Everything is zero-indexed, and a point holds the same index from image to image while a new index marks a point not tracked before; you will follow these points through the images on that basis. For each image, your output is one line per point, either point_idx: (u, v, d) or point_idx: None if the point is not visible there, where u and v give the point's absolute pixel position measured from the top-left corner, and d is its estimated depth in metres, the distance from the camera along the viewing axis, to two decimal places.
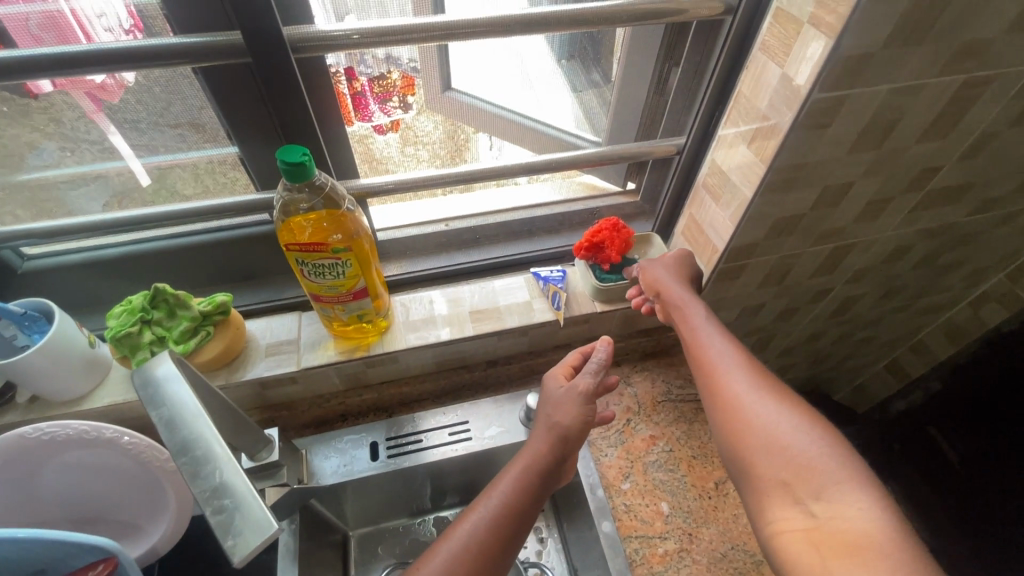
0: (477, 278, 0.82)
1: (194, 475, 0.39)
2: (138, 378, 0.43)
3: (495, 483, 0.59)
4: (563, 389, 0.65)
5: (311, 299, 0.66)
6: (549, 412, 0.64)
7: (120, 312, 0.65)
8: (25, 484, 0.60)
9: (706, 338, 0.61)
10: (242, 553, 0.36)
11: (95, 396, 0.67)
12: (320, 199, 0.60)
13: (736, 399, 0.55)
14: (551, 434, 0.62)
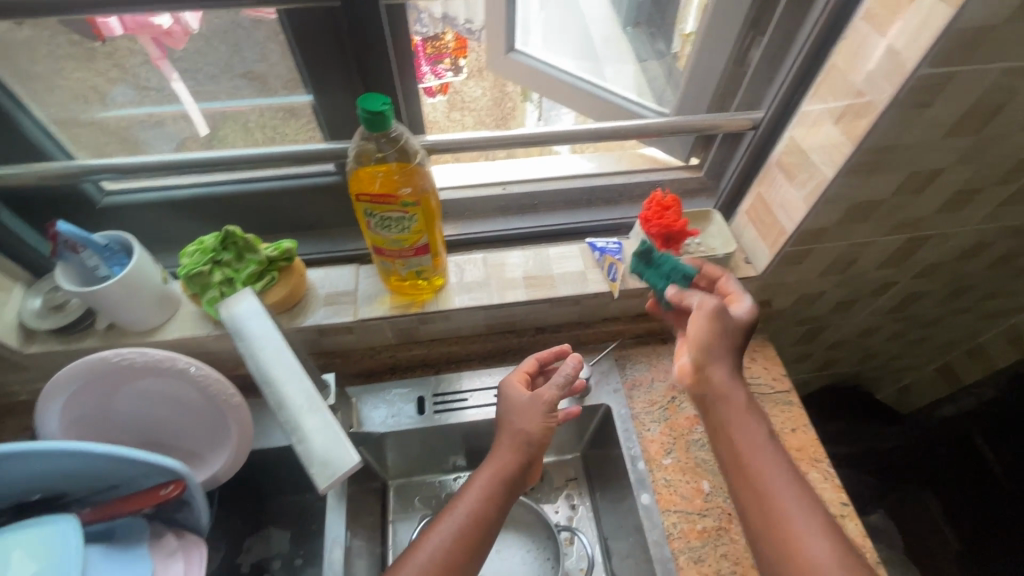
0: (531, 243, 0.81)
1: (279, 405, 0.41)
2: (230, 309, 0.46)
3: (431, 530, 0.59)
4: (528, 397, 0.68)
5: (373, 252, 0.67)
6: (512, 420, 0.67)
7: (194, 251, 0.67)
8: (105, 402, 0.64)
9: (757, 441, 0.61)
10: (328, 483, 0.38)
11: (166, 328, 0.70)
12: (393, 150, 0.60)
13: (797, 528, 0.56)
14: (518, 442, 0.65)
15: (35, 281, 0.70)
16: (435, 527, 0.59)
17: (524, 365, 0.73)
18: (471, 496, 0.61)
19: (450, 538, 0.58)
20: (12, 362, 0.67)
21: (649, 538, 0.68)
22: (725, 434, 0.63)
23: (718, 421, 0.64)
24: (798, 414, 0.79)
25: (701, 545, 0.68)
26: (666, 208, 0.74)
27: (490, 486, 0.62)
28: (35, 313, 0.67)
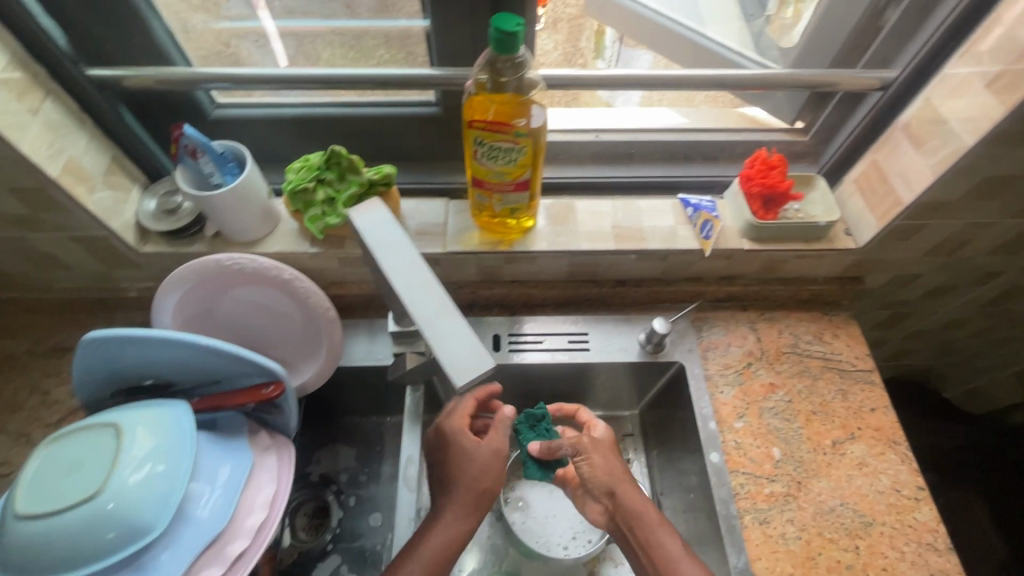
0: (620, 195, 0.80)
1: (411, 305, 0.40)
2: (356, 222, 0.44)
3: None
4: (482, 446, 0.65)
5: (473, 184, 0.67)
6: (474, 476, 0.64)
7: (300, 167, 0.70)
8: (210, 304, 0.69)
9: (666, 550, 0.64)
10: (464, 379, 0.38)
11: (266, 242, 0.73)
12: (516, 80, 0.58)
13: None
14: (475, 502, 0.64)
15: (150, 184, 0.74)
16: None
17: (462, 405, 0.68)
18: (426, 559, 0.61)
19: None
20: (129, 258, 0.72)
21: (716, 494, 0.69)
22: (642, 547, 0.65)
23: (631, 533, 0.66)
24: (878, 395, 0.77)
25: (768, 508, 0.68)
26: (771, 167, 0.71)
27: (449, 541, 0.62)
28: (151, 214, 0.71)
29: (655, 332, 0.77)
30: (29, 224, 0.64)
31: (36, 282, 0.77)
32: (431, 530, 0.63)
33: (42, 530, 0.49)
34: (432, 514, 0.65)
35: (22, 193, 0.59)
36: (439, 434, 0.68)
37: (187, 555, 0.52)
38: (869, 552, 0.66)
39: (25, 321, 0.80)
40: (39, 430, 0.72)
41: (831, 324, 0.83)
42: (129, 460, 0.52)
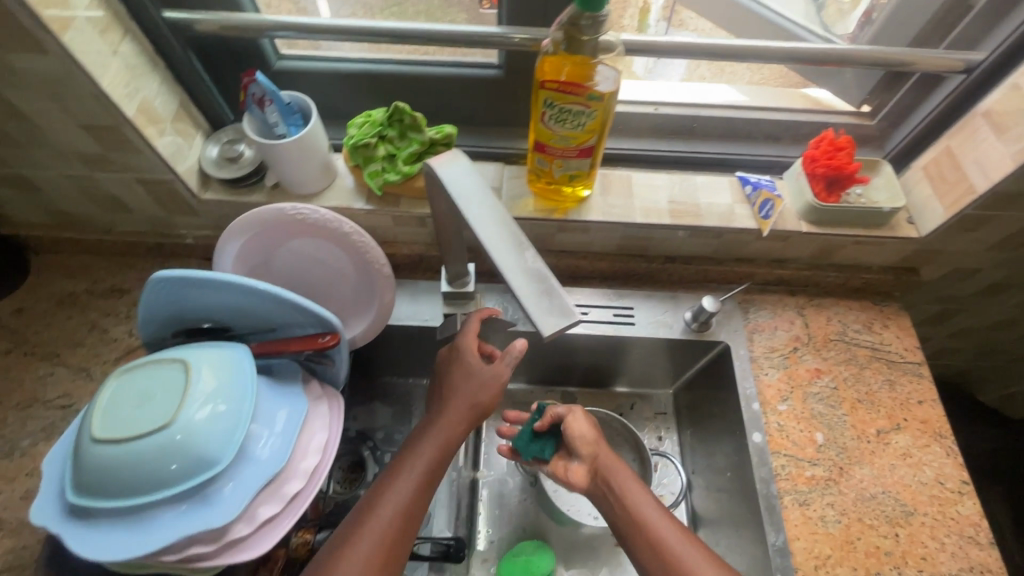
0: (676, 170, 0.79)
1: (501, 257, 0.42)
2: (438, 175, 0.46)
3: (377, 502, 0.58)
4: (486, 369, 0.66)
5: (535, 148, 0.66)
6: (473, 391, 0.65)
7: (362, 123, 0.70)
8: (268, 254, 0.70)
9: (654, 518, 0.60)
10: (552, 329, 0.40)
11: (324, 196, 0.74)
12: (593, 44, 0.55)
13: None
14: (470, 413, 0.65)
15: (212, 133, 0.75)
16: (382, 501, 0.58)
17: (473, 326, 0.69)
18: (414, 471, 0.61)
19: (400, 511, 0.57)
20: (191, 204, 0.73)
21: (757, 473, 0.69)
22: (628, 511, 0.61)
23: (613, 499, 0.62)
24: (926, 387, 0.76)
25: (808, 490, 0.69)
26: (838, 148, 0.69)
27: (437, 455, 0.63)
28: (213, 162, 0.72)
29: (703, 310, 0.76)
30: (100, 163, 0.66)
31: (98, 223, 0.79)
32: (422, 440, 0.64)
33: (116, 455, 0.51)
34: (422, 429, 0.65)
35: (97, 131, 0.61)
36: (448, 351, 0.70)
37: (248, 491, 0.54)
38: (909, 540, 0.66)
39: (86, 261, 0.82)
40: (99, 366, 0.75)
41: (881, 315, 0.82)
42: (197, 396, 0.54)
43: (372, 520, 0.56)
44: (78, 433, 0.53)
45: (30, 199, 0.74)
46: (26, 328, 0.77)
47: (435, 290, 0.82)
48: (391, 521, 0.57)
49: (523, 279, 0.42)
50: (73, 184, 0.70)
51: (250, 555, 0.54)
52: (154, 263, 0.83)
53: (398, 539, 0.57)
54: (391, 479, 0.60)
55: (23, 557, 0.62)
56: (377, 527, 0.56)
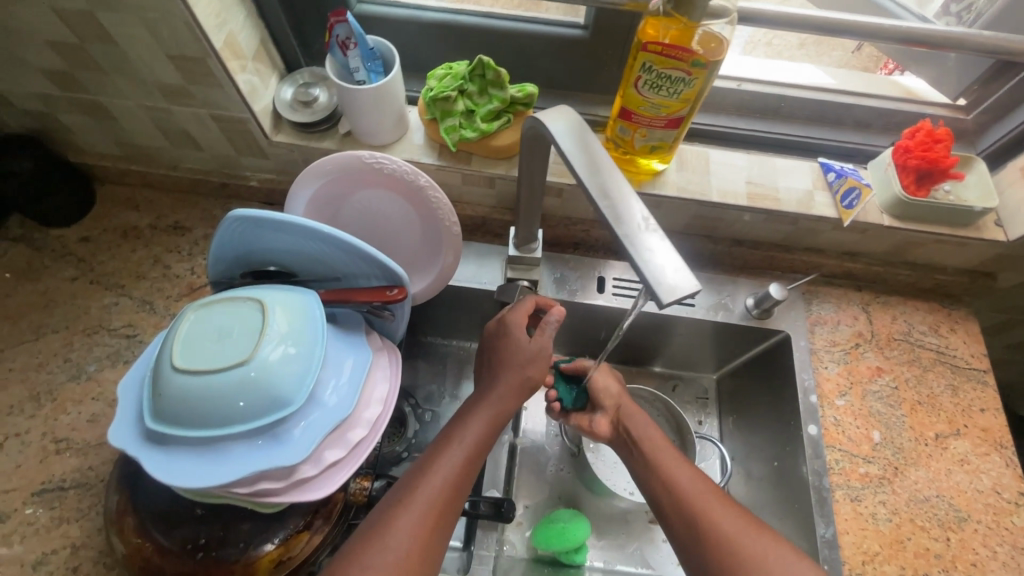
0: (755, 151, 0.76)
1: (614, 220, 0.41)
2: (551, 128, 0.46)
3: (427, 472, 0.56)
4: (533, 346, 0.64)
5: (620, 115, 0.64)
6: (521, 365, 0.63)
7: (444, 76, 0.69)
8: (337, 203, 0.69)
9: (679, 475, 0.61)
10: (670, 297, 0.37)
11: (394, 148, 0.73)
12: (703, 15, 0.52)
13: (748, 550, 0.53)
14: (519, 387, 0.63)
15: (287, 74, 0.73)
16: (433, 470, 0.55)
17: (524, 304, 0.67)
18: (462, 442, 0.58)
19: (450, 480, 0.55)
20: (262, 145, 0.72)
21: (809, 465, 0.69)
22: (653, 464, 0.63)
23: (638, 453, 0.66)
24: (991, 396, 0.74)
25: (861, 486, 0.68)
26: (935, 140, 0.66)
27: (485, 427, 0.60)
28: (287, 103, 0.71)
29: (768, 297, 0.75)
30: (179, 95, 0.65)
31: (166, 158, 0.79)
32: (470, 414, 0.61)
33: (194, 387, 0.51)
34: (471, 403, 0.63)
35: (182, 61, 0.60)
36: (495, 327, 0.68)
37: (317, 434, 0.55)
38: (960, 546, 0.65)
39: (150, 196, 0.83)
40: (162, 300, 0.76)
41: (949, 318, 0.80)
42: (272, 336, 0.54)
43: (421, 488, 0.54)
44: (157, 362, 0.53)
45: (103, 128, 0.74)
46: (92, 256, 0.78)
47: (494, 254, 0.81)
48: (440, 491, 0.54)
49: (643, 245, 0.39)
50: (148, 115, 0.70)
51: (318, 494, 0.55)
52: (217, 203, 0.83)
53: (447, 508, 0.54)
54: (440, 449, 0.58)
55: (89, 476, 0.64)
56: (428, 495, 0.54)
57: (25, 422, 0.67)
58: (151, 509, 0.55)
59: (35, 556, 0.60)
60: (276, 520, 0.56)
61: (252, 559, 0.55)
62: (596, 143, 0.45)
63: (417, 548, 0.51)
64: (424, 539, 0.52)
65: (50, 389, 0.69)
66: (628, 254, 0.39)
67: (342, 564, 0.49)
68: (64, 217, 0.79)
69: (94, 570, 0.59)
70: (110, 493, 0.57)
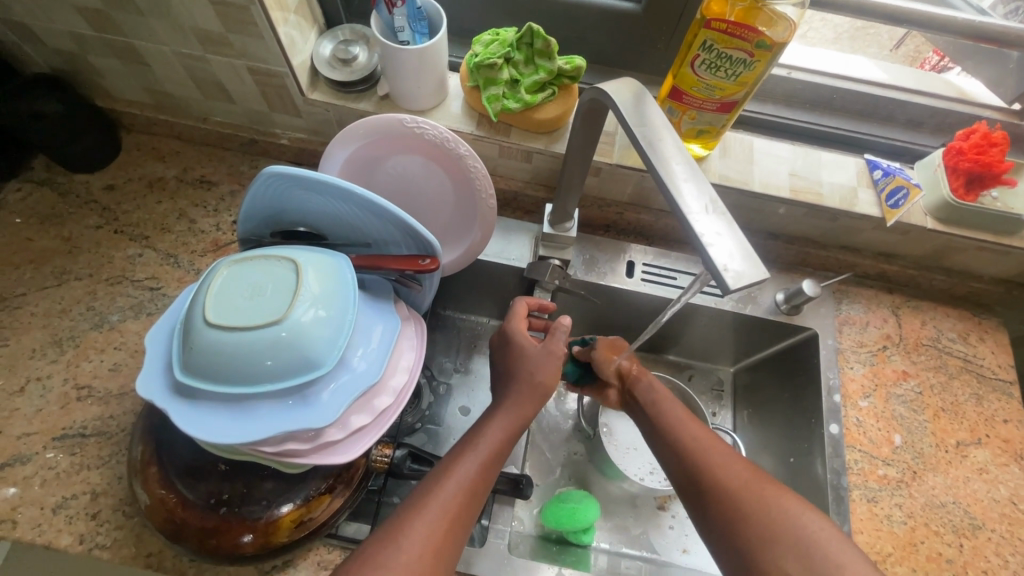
0: (801, 143, 0.75)
1: (680, 200, 0.40)
2: (614, 99, 0.45)
3: (444, 476, 0.54)
4: (541, 348, 0.65)
5: (670, 95, 0.62)
6: (530, 371, 0.63)
7: (490, 42, 0.67)
8: (370, 168, 0.67)
9: (692, 437, 0.61)
10: (738, 282, 0.36)
11: (432, 115, 0.71)
12: None
13: (751, 494, 0.54)
14: (535, 393, 0.62)
15: (327, 30, 0.72)
16: (450, 474, 0.54)
17: (519, 310, 0.70)
18: (480, 446, 0.57)
19: (464, 485, 0.54)
20: (296, 102, 0.71)
21: (828, 463, 0.69)
22: (664, 426, 0.64)
23: (653, 421, 0.66)
24: (1015, 408, 0.73)
25: (878, 488, 0.68)
26: (991, 143, 0.64)
27: (505, 432, 0.59)
28: (325, 60, 0.69)
29: (800, 293, 0.74)
30: (217, 43, 0.63)
31: (195, 109, 0.77)
32: (488, 421, 0.60)
33: (226, 342, 0.50)
34: (488, 411, 0.62)
35: (225, 8, 0.58)
36: (499, 337, 0.69)
37: (346, 398, 0.54)
38: (972, 553, 0.65)
39: (178, 148, 0.81)
40: (185, 255, 0.75)
41: (979, 327, 0.79)
42: (305, 297, 0.53)
43: (437, 493, 0.53)
44: (188, 314, 0.52)
45: (134, 73, 0.72)
46: (117, 205, 0.77)
47: (524, 230, 0.80)
48: (454, 496, 0.53)
49: (710, 232, 0.38)
50: (181, 62, 0.68)
51: (341, 459, 0.55)
52: (244, 159, 0.82)
53: (462, 512, 0.52)
54: (458, 455, 0.56)
55: (110, 425, 0.64)
56: (444, 500, 0.52)
57: (47, 367, 0.67)
58: (176, 461, 0.55)
59: (56, 499, 0.60)
60: (299, 480, 0.56)
61: (273, 518, 0.54)
62: (665, 122, 0.44)
63: (430, 551, 0.50)
64: (438, 542, 0.50)
65: (73, 336, 0.69)
66: (692, 240, 0.38)
67: (356, 564, 0.48)
68: (89, 163, 0.77)
69: (113, 517, 0.59)
70: (135, 443, 0.57)
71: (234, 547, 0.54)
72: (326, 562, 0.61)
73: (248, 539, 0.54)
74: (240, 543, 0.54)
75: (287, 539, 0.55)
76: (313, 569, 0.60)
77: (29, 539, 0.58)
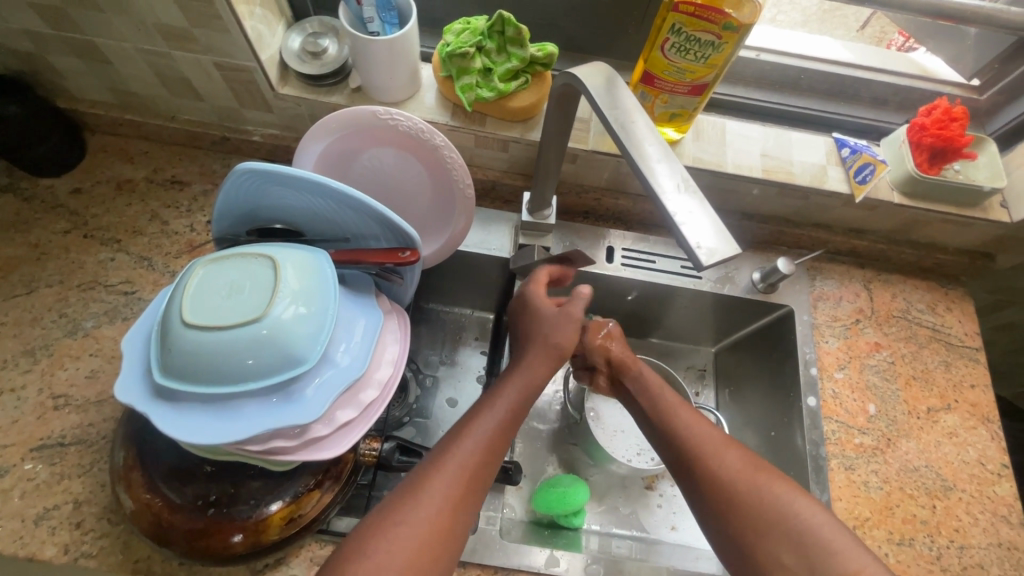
0: (771, 123, 0.76)
1: (653, 180, 0.41)
2: (586, 86, 0.45)
3: (461, 436, 0.55)
4: (557, 310, 0.66)
5: (642, 80, 0.63)
6: (547, 330, 0.65)
7: (461, 31, 0.66)
8: (345, 162, 0.67)
9: (688, 428, 0.61)
10: (711, 258, 0.37)
11: (405, 106, 0.71)
12: None
13: (751, 484, 0.55)
14: (551, 353, 0.64)
15: (295, 23, 0.71)
16: (465, 434, 0.55)
17: (540, 276, 0.70)
18: (496, 408, 0.58)
19: (482, 446, 0.54)
20: (266, 97, 0.69)
21: (807, 435, 0.71)
22: (662, 414, 0.64)
23: (648, 409, 0.66)
24: (981, 372, 0.76)
25: (855, 456, 0.70)
26: (952, 118, 0.66)
27: (519, 390, 0.60)
28: (294, 54, 0.68)
29: (775, 271, 0.76)
30: (181, 39, 0.62)
31: (162, 107, 0.76)
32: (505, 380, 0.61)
33: (205, 343, 0.50)
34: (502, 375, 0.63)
35: (188, 2, 0.56)
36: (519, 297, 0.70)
37: (330, 394, 0.54)
38: (944, 513, 0.68)
39: (147, 148, 0.80)
40: (160, 257, 0.73)
41: (946, 297, 0.81)
42: (284, 294, 0.53)
43: (454, 452, 0.53)
44: (164, 316, 0.52)
45: (97, 73, 0.70)
46: (86, 209, 0.75)
47: (504, 220, 0.80)
48: (471, 455, 0.53)
49: (683, 212, 0.39)
50: (145, 60, 0.66)
51: (328, 455, 0.55)
52: (216, 157, 0.80)
53: (478, 474, 0.53)
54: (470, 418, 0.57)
55: (90, 433, 0.63)
56: (460, 459, 0.53)
57: (21, 377, 0.65)
58: (159, 464, 0.54)
59: (37, 510, 0.59)
60: (287, 478, 0.56)
61: (262, 517, 0.54)
62: (635, 104, 0.45)
63: (448, 509, 0.50)
64: (455, 499, 0.51)
65: (47, 345, 0.67)
66: (665, 220, 0.39)
67: (375, 523, 0.49)
68: (53, 167, 0.75)
69: (98, 525, 0.59)
70: (117, 448, 0.56)
71: (224, 547, 0.53)
72: (318, 557, 0.61)
73: (238, 539, 0.53)
74: (230, 543, 0.53)
75: (277, 537, 0.55)
76: (306, 565, 0.60)
77: (11, 552, 0.57)
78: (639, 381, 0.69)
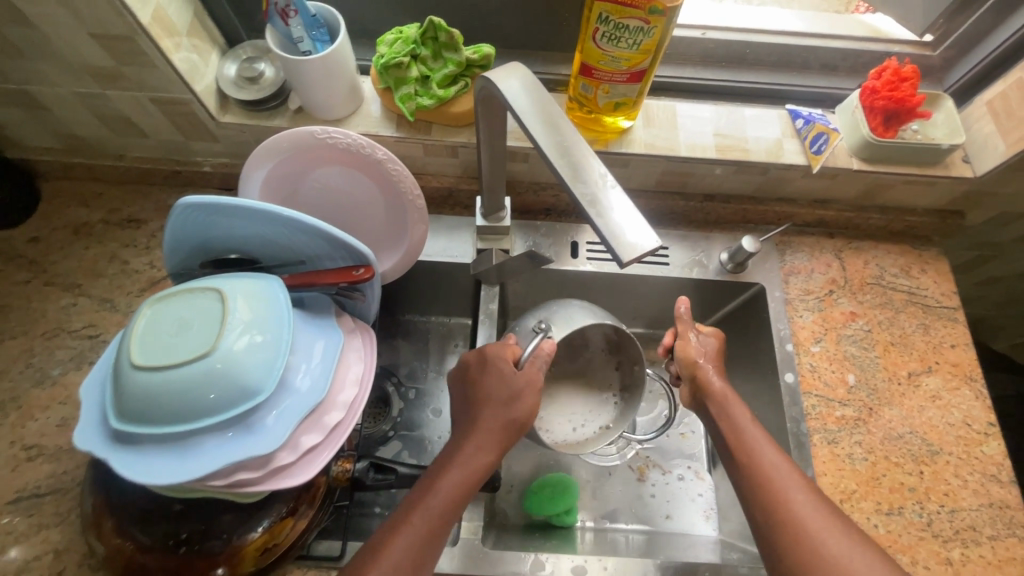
0: (722, 102, 0.76)
1: (573, 177, 0.41)
2: (500, 88, 0.44)
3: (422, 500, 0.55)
4: (519, 380, 0.62)
5: (582, 72, 0.62)
6: (502, 404, 0.61)
7: (394, 41, 0.66)
8: (291, 184, 0.66)
9: (766, 459, 0.57)
10: (633, 253, 0.37)
11: (349, 122, 0.70)
12: None
13: (818, 533, 0.51)
14: (504, 426, 0.60)
15: (230, 49, 0.70)
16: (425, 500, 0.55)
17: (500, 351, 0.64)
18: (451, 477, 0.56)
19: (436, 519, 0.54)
20: (209, 127, 0.69)
21: (787, 412, 0.70)
22: (739, 443, 0.59)
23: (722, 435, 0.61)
24: (961, 331, 0.75)
25: (837, 429, 0.69)
26: (902, 79, 0.65)
27: (478, 460, 0.58)
28: (232, 81, 0.68)
29: (741, 250, 0.74)
30: (112, 78, 0.61)
31: (109, 148, 0.75)
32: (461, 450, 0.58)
33: (156, 383, 0.50)
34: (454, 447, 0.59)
35: (112, 42, 0.56)
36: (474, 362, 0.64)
37: (291, 420, 0.53)
38: (933, 478, 0.67)
39: (99, 190, 0.79)
40: (122, 297, 0.73)
41: (920, 259, 0.80)
42: (235, 325, 0.52)
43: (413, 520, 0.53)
44: (116, 359, 0.52)
45: (39, 120, 0.70)
46: (45, 257, 0.75)
47: (464, 225, 0.79)
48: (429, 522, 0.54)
49: (613, 207, 0.39)
50: (82, 103, 0.66)
51: (295, 482, 0.54)
52: (171, 191, 0.80)
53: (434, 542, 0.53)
54: (399, 524, 0.53)
55: (64, 481, 0.63)
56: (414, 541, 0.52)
57: None
58: (127, 507, 0.54)
59: (17, 564, 0.59)
60: (260, 507, 0.55)
61: (240, 548, 0.54)
62: (552, 104, 0.44)
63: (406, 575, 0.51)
64: None
65: (15, 397, 0.67)
66: (589, 220, 0.39)
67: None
68: (7, 218, 0.75)
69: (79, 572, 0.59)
70: (87, 495, 0.56)
71: None
72: None
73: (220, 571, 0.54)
74: None
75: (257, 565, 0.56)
76: None
77: None
78: (724, 407, 0.63)
